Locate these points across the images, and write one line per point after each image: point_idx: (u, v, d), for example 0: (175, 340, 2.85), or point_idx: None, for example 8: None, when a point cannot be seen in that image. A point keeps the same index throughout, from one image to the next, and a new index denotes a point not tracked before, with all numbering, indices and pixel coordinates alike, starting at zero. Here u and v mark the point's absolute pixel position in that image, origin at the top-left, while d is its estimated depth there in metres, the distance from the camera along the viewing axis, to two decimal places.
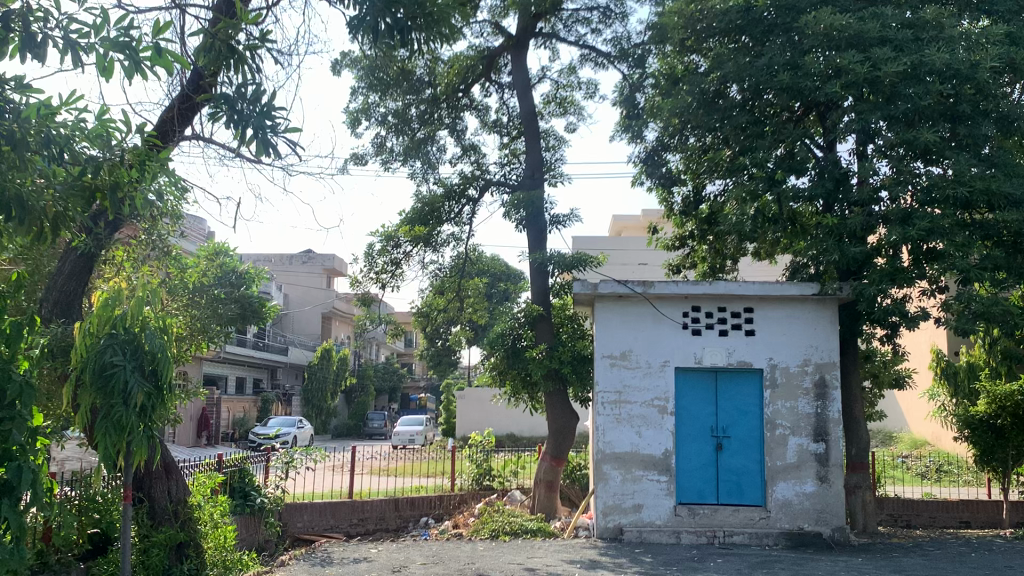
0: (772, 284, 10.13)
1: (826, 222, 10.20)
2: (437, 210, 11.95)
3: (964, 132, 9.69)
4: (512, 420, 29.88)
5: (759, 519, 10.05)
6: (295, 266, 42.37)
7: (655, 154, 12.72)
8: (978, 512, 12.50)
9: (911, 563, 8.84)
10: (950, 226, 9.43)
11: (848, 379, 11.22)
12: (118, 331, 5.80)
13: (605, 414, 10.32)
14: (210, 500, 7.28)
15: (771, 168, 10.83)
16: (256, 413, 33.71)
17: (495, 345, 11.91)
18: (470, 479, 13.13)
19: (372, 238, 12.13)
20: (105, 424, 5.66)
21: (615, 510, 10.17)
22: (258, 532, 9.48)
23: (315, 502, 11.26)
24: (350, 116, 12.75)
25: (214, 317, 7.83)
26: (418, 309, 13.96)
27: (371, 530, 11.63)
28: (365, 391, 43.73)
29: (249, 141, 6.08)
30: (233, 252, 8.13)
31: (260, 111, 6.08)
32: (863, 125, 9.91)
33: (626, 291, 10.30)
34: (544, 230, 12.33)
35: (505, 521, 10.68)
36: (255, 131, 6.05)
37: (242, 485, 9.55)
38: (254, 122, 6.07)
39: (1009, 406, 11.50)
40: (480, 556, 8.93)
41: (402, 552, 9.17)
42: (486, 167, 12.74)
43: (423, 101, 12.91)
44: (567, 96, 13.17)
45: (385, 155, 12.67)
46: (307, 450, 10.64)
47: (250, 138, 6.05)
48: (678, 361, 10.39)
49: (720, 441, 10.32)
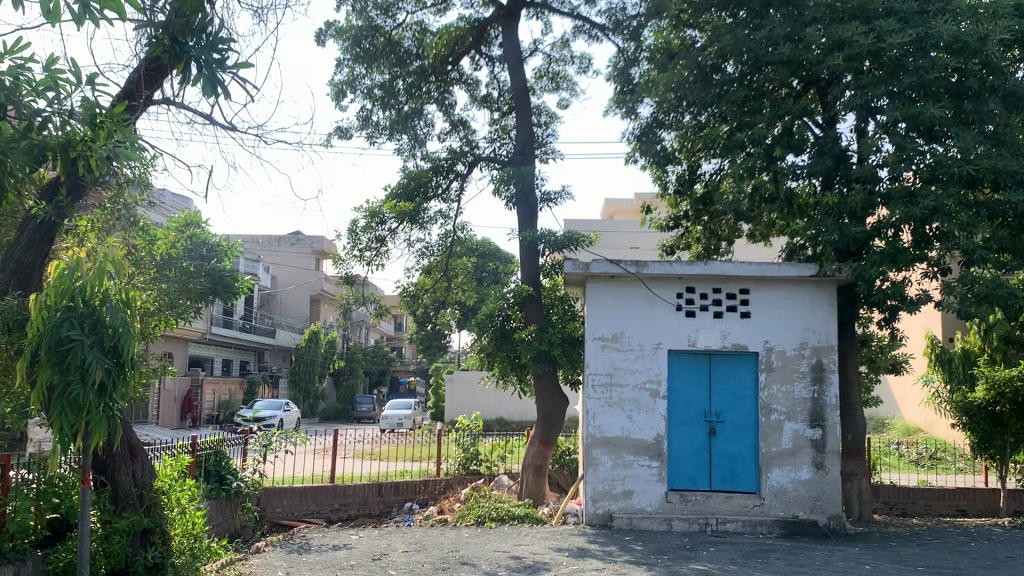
0: (769, 264, 9.82)
1: (825, 202, 9.89)
2: (425, 185, 11.58)
3: (969, 108, 9.35)
4: (500, 403, 29.63)
5: (753, 506, 9.74)
6: (284, 247, 41.91)
7: (650, 130, 12.20)
8: (975, 501, 12.26)
9: (910, 553, 8.56)
10: (954, 206, 9.03)
11: (845, 363, 10.93)
12: (77, 305, 5.44)
13: (596, 397, 10.01)
14: (178, 482, 6.87)
15: (769, 143, 10.46)
16: (242, 396, 33.25)
17: (483, 326, 11.56)
18: (456, 464, 12.82)
19: (356, 214, 11.74)
20: (61, 403, 5.29)
21: (605, 496, 9.86)
22: (235, 516, 9.19)
23: (295, 486, 10.92)
24: (334, 89, 12.33)
25: (184, 292, 7.10)
26: (404, 290, 13.57)
27: (353, 516, 11.28)
28: (353, 374, 43.40)
29: (196, 77, 6.44)
30: (204, 223, 7.36)
31: (208, 45, 6.44)
32: (865, 99, 9.54)
33: (619, 271, 9.96)
34: (535, 208, 11.92)
35: (491, 507, 10.35)
36: (202, 67, 6.42)
37: (217, 468, 9.26)
38: (202, 58, 6.43)
39: (1008, 392, 11.25)
40: (464, 543, 8.60)
41: (383, 539, 8.85)
42: (475, 142, 12.33)
43: (410, 74, 12.49)
44: (559, 71, 12.77)
45: (370, 130, 12.26)
46: (286, 433, 10.23)
47: (199, 74, 6.41)
48: (672, 343, 10.07)
49: (714, 426, 9.99)
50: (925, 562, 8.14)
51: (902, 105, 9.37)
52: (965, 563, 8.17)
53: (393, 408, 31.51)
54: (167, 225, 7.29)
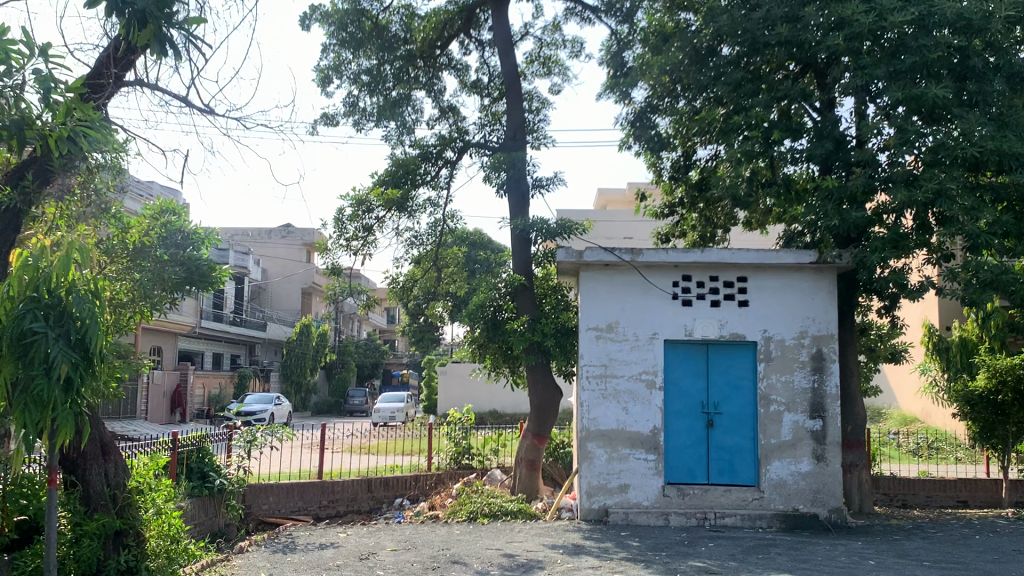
0: (768, 251, 9.57)
1: (825, 186, 9.60)
2: (413, 172, 11.35)
3: (973, 88, 9.07)
4: (492, 395, 29.36)
5: (752, 500, 9.49)
6: (274, 240, 41.58)
7: (644, 115, 11.89)
8: (977, 491, 12.04)
9: (914, 547, 8.31)
10: (958, 189, 8.74)
11: (845, 352, 10.68)
12: (41, 297, 5.14)
13: (591, 389, 9.73)
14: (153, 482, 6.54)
15: (767, 126, 10.17)
16: (233, 390, 32.90)
17: (475, 317, 11.26)
18: (448, 458, 12.56)
19: (343, 202, 11.40)
20: (23, 399, 4.99)
21: (601, 491, 9.60)
22: (218, 515, 8.91)
23: (281, 483, 10.62)
24: (320, 74, 12.00)
25: (160, 283, 6.77)
26: (394, 280, 13.29)
27: (342, 512, 11.00)
28: (345, 368, 43.10)
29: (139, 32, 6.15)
30: (181, 211, 6.99)
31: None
32: (865, 81, 9.26)
33: (614, 259, 9.68)
34: (527, 196, 11.61)
35: (483, 502, 10.08)
36: (150, 23, 6.11)
37: (200, 465, 8.99)
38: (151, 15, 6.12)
39: (1011, 380, 10.97)
40: (456, 541, 8.32)
41: (371, 537, 8.57)
42: (464, 128, 12.02)
43: (397, 59, 12.16)
44: (551, 55, 12.46)
45: (357, 116, 11.94)
46: (271, 428, 9.92)
47: (148, 30, 6.13)
48: (668, 333, 9.80)
49: (711, 418, 9.73)
50: (931, 557, 7.89)
51: (905, 86, 9.07)
52: (971, 557, 7.92)
53: (381, 411, 30.12)
54: (142, 212, 6.94)
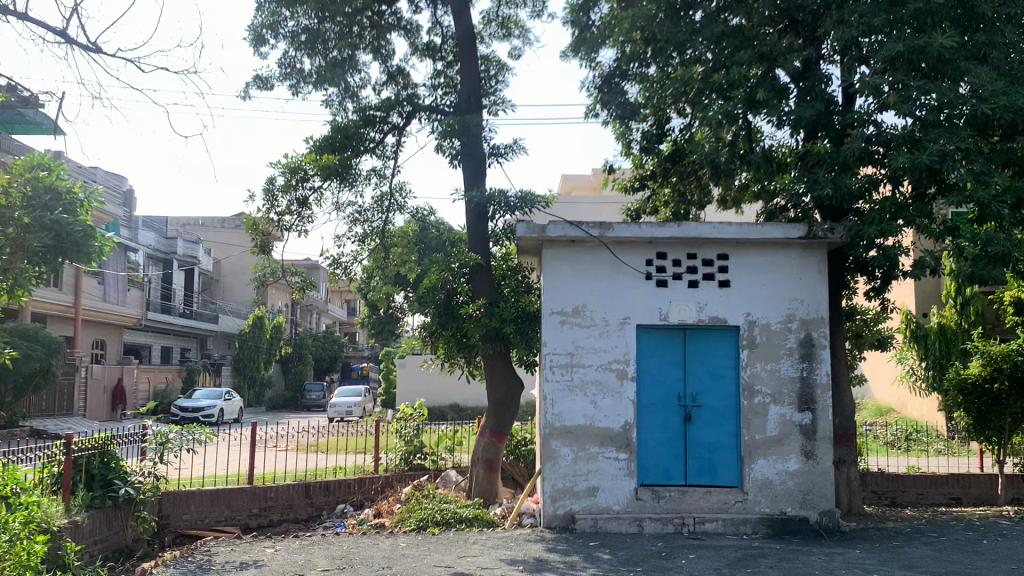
0: (752, 225, 8.56)
1: (815, 151, 8.61)
2: (354, 138, 10.32)
3: (981, 39, 8.20)
4: (453, 388, 28.27)
5: (734, 503, 8.50)
6: (226, 229, 40.09)
7: (612, 79, 10.82)
8: (970, 488, 11.23)
9: (920, 556, 7.34)
10: (967, 152, 7.77)
11: (834, 339, 9.74)
12: None
13: (555, 380, 8.67)
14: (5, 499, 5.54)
15: (750, 86, 9.15)
16: (181, 384, 31.23)
17: (425, 300, 10.00)
18: (398, 457, 11.43)
19: (274, 170, 10.20)
20: None
21: (566, 494, 8.54)
22: (125, 529, 7.84)
23: (205, 490, 9.45)
24: (252, 32, 10.77)
25: (21, 251, 5.68)
26: (338, 263, 12.08)
27: (276, 521, 9.85)
28: (302, 361, 41.59)
29: None
30: (54, 166, 5.88)
31: None
32: (862, 31, 8.36)
33: (581, 235, 8.63)
34: (482, 165, 10.57)
35: (435, 509, 8.97)
36: None
37: (102, 472, 7.81)
38: None
39: (1007, 367, 10.01)
40: (399, 556, 7.20)
41: (302, 553, 7.42)
42: (415, 92, 10.88)
43: (340, 16, 10.94)
44: (511, 15, 11.36)
45: (294, 79, 10.76)
46: (189, 427, 8.64)
47: None
48: (641, 317, 8.77)
49: (688, 411, 8.72)
50: (941, 568, 6.89)
51: (907, 37, 8.13)
52: (985, 568, 6.93)
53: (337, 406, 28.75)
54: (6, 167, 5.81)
